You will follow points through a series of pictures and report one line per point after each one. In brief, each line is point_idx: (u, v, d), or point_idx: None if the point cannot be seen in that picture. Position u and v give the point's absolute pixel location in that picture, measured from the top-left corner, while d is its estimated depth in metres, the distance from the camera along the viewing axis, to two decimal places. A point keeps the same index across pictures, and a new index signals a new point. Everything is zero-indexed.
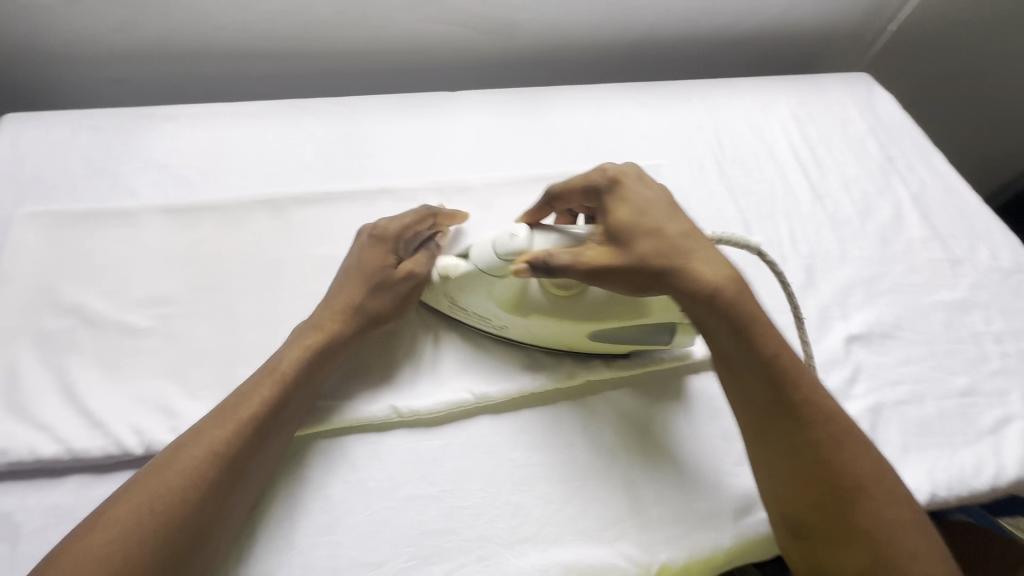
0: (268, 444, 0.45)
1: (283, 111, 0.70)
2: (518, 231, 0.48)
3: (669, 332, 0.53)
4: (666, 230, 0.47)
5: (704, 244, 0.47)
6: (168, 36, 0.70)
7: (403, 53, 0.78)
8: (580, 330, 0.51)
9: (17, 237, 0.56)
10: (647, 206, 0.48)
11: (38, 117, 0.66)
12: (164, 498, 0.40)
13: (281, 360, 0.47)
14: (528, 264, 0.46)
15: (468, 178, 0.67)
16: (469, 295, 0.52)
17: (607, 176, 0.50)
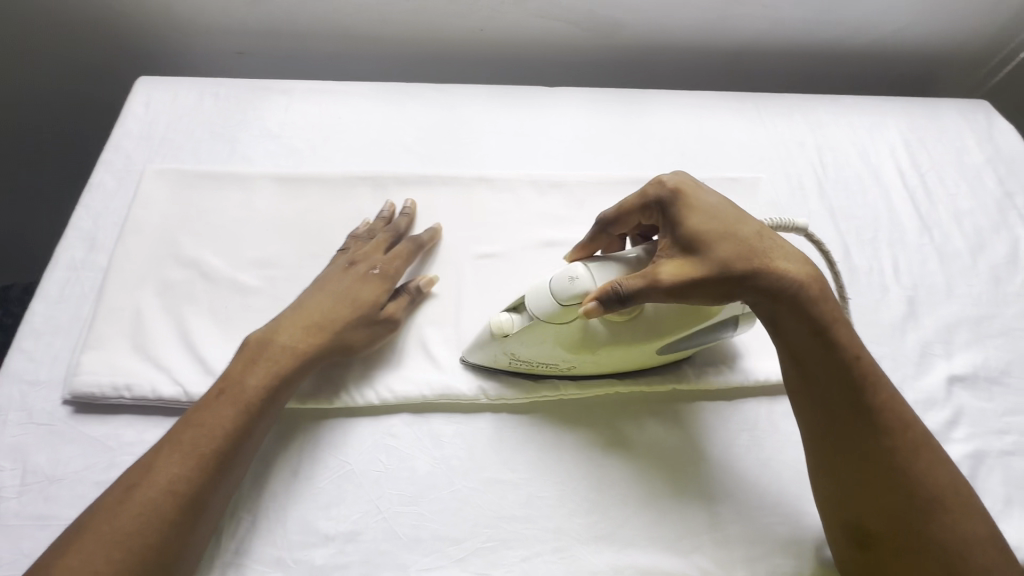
0: (229, 479, 0.44)
1: (388, 94, 0.73)
2: (576, 271, 0.47)
3: (731, 325, 0.52)
4: (741, 231, 0.45)
5: (781, 243, 0.46)
6: (290, 15, 0.74)
7: (505, 45, 0.79)
8: (647, 348, 0.50)
9: (147, 191, 0.61)
10: (717, 213, 0.46)
11: (169, 81, 0.71)
12: (123, 545, 0.39)
13: (241, 391, 0.46)
14: (597, 302, 0.45)
15: (562, 174, 0.67)
16: (525, 346, 0.50)
17: (668, 186, 0.48)
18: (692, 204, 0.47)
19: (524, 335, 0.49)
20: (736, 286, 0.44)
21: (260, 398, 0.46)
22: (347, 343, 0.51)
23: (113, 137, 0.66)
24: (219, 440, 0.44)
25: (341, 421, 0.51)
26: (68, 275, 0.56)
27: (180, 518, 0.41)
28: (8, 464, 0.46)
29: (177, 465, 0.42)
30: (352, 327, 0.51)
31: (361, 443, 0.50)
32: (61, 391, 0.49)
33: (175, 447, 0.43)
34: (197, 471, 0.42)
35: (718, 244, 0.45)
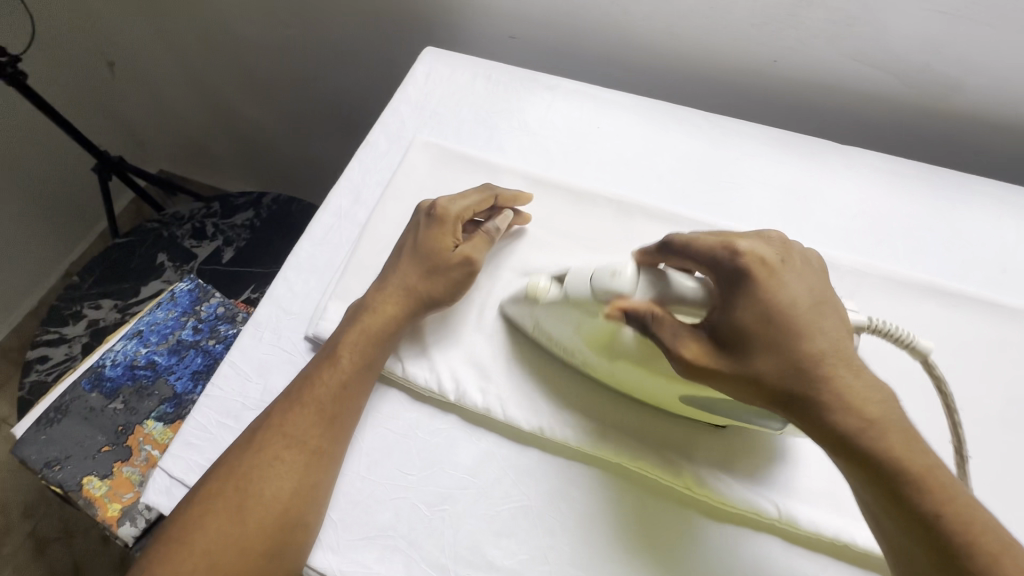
0: (343, 430, 0.48)
1: (653, 112, 0.68)
2: (621, 269, 0.43)
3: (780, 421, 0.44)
4: (808, 338, 0.39)
5: (849, 352, 0.39)
6: (576, 12, 0.71)
7: (797, 83, 0.69)
8: (670, 386, 0.45)
9: (412, 160, 0.64)
10: (785, 309, 0.39)
11: (450, 56, 0.73)
12: (251, 478, 0.44)
13: (337, 344, 0.50)
14: (621, 311, 0.43)
15: (834, 255, 0.57)
16: (557, 319, 0.49)
17: (738, 256, 0.41)
18: (756, 295, 0.39)
19: (556, 307, 0.48)
20: (765, 402, 0.39)
21: (358, 356, 0.50)
22: (430, 292, 0.52)
23: (394, 99, 0.71)
24: (325, 395, 0.48)
25: (529, 449, 0.50)
26: (333, 221, 0.62)
27: (292, 458, 0.45)
28: (255, 377, 0.53)
29: (292, 411, 0.47)
30: (434, 278, 0.52)
31: (546, 481, 0.48)
32: (306, 328, 0.55)
33: (289, 400, 0.48)
34: (303, 419, 0.47)
35: (756, 349, 0.39)
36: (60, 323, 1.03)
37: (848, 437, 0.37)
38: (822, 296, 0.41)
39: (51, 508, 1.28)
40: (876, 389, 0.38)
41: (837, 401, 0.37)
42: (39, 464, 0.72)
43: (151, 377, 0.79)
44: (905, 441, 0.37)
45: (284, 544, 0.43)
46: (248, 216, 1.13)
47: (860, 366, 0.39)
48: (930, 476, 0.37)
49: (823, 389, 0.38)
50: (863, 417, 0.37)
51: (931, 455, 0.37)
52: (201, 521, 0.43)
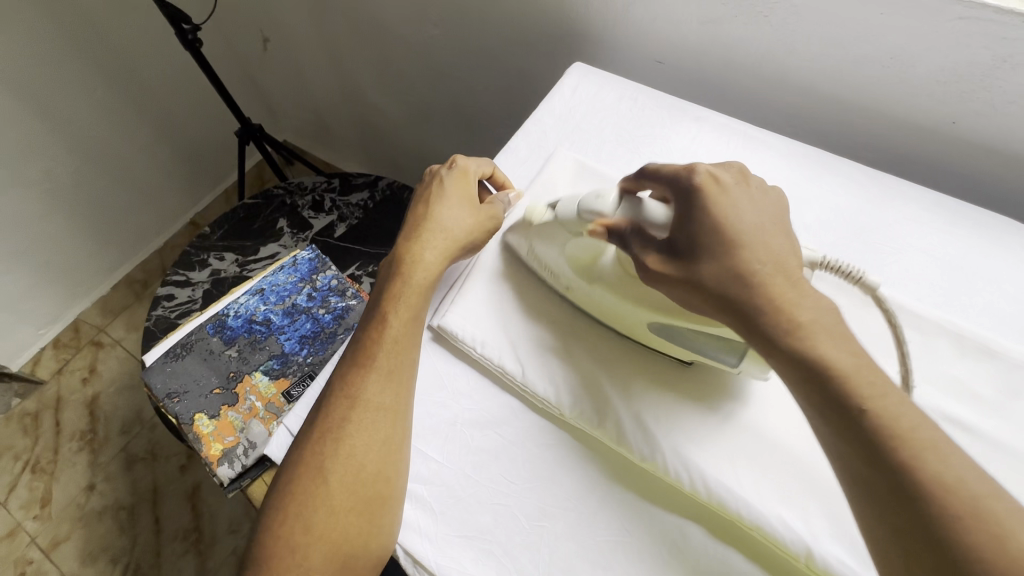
0: (406, 387, 0.48)
1: (805, 158, 0.64)
2: (605, 194, 0.49)
3: (736, 356, 0.47)
4: (746, 245, 0.41)
5: (783, 261, 0.41)
6: (735, 46, 0.70)
7: (974, 148, 0.63)
8: (636, 313, 0.50)
9: (551, 171, 0.65)
10: (730, 224, 0.42)
11: (599, 74, 0.73)
12: (325, 434, 0.45)
13: (386, 308, 0.51)
14: (603, 228, 0.48)
15: (1005, 344, 0.51)
16: (547, 241, 0.55)
17: (693, 175, 0.44)
18: (704, 209, 0.42)
19: (548, 231, 0.54)
20: (704, 303, 0.42)
21: (409, 313, 0.51)
22: (467, 237, 0.56)
23: (539, 110, 0.72)
24: (382, 355, 0.48)
25: (635, 483, 0.48)
26: None
27: (359, 417, 0.46)
28: None
29: (355, 369, 0.48)
30: (469, 221, 0.56)
31: (648, 520, 0.47)
32: (431, 318, 0.57)
33: (347, 364, 0.49)
34: (367, 378, 0.47)
35: (701, 255, 0.42)
36: (188, 267, 1.13)
37: (774, 335, 0.39)
38: (769, 219, 0.43)
39: (144, 430, 1.41)
40: (810, 298, 0.40)
41: (768, 302, 0.39)
42: (162, 394, 0.79)
43: (264, 333, 0.85)
44: (834, 340, 0.38)
45: (367, 499, 0.44)
46: (363, 196, 1.19)
47: (798, 277, 0.40)
48: (861, 374, 0.36)
49: (758, 294, 0.40)
50: (793, 318, 0.39)
51: (863, 358, 0.37)
52: (287, 474, 0.45)
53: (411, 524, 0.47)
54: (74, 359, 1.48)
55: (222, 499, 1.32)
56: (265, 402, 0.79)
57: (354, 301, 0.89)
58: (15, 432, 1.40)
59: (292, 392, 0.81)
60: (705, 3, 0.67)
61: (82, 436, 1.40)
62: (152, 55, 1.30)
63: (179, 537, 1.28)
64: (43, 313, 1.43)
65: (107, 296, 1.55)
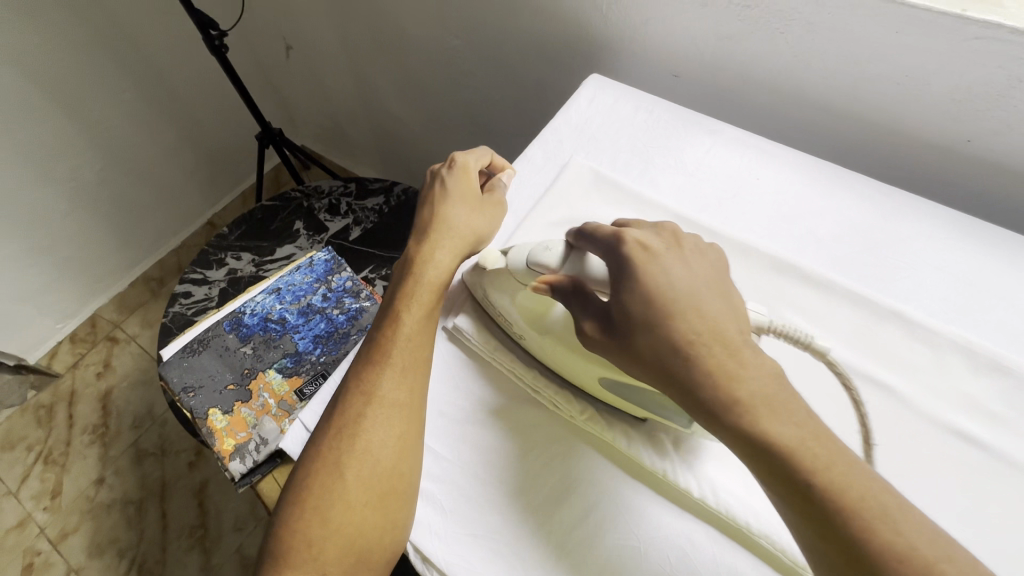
0: (420, 383, 0.49)
1: (818, 173, 0.65)
2: (552, 246, 0.49)
3: (686, 418, 0.46)
4: (684, 318, 0.39)
5: (727, 330, 0.38)
6: (752, 63, 0.71)
7: (989, 167, 0.64)
8: (585, 366, 0.49)
9: (567, 179, 0.66)
10: (663, 291, 0.40)
11: (616, 87, 0.75)
12: (342, 430, 0.46)
13: (399, 308, 0.52)
14: (546, 286, 0.46)
15: (1020, 361, 0.51)
16: (500, 290, 0.53)
17: (624, 245, 0.43)
18: (637, 280, 0.41)
19: (501, 278, 0.53)
20: (647, 378, 0.40)
21: (423, 311, 0.52)
22: (474, 232, 0.57)
23: (555, 119, 0.73)
24: (396, 352, 0.49)
25: (644, 490, 0.48)
26: None
27: (375, 413, 0.47)
28: None
29: (371, 367, 0.49)
30: (475, 218, 0.58)
31: (658, 527, 0.47)
32: (446, 321, 0.58)
33: (362, 362, 0.50)
34: (382, 375, 0.48)
35: (637, 329, 0.40)
36: (205, 266, 1.15)
37: (715, 410, 0.36)
38: (708, 284, 0.41)
39: (155, 425, 1.43)
40: (753, 367, 0.37)
41: (710, 376, 0.37)
42: (178, 387, 0.80)
43: (279, 331, 0.87)
44: (774, 415, 0.35)
45: (382, 492, 0.45)
46: (378, 201, 1.21)
47: (738, 346, 0.38)
48: (806, 449, 0.34)
49: (692, 368, 0.37)
50: (734, 394, 0.36)
51: (810, 430, 0.35)
52: (305, 470, 0.46)
53: (422, 522, 0.48)
54: (89, 354, 1.51)
55: (229, 497, 1.33)
56: (277, 400, 0.81)
57: (368, 302, 0.90)
58: (30, 423, 1.43)
59: (304, 391, 0.82)
60: (721, 19, 0.69)
61: (94, 430, 1.42)
62: (179, 59, 1.33)
63: (184, 534, 1.29)
64: (62, 308, 1.46)
65: (124, 293, 1.58)
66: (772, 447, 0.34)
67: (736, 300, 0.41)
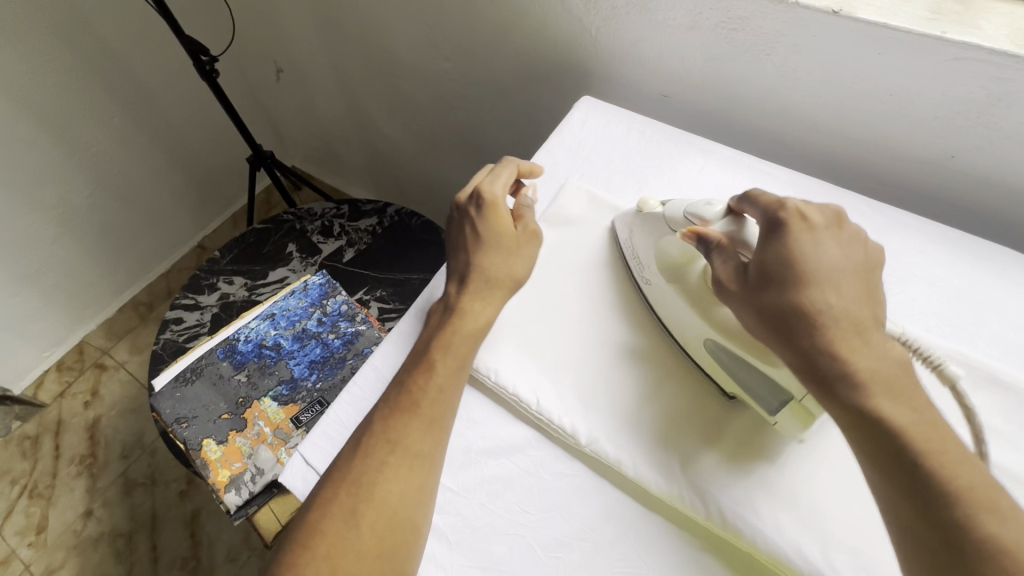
0: (442, 435, 0.48)
1: (809, 190, 0.66)
2: (715, 205, 0.53)
3: (779, 401, 0.47)
4: (822, 291, 0.42)
5: (859, 311, 0.42)
6: (740, 83, 0.72)
7: (974, 183, 0.65)
8: (700, 326, 0.52)
9: (563, 202, 0.66)
10: (810, 265, 0.43)
11: (608, 109, 0.76)
12: (360, 478, 0.45)
13: (433, 354, 0.51)
14: (692, 236, 0.52)
15: (1014, 374, 0.52)
16: (645, 233, 0.59)
17: (784, 212, 0.46)
18: (786, 245, 0.44)
19: (649, 221, 0.58)
20: (762, 332, 0.45)
21: (455, 361, 0.51)
22: (512, 279, 0.56)
23: (549, 141, 0.74)
24: (425, 401, 0.49)
25: (652, 514, 0.48)
26: None
27: (397, 462, 0.46)
28: None
29: (400, 414, 0.48)
30: (511, 262, 0.56)
31: (665, 553, 0.46)
32: None
33: (389, 407, 0.49)
34: (408, 424, 0.47)
35: (771, 288, 0.44)
36: (197, 291, 1.14)
37: (831, 372, 0.41)
38: (858, 266, 0.44)
39: (144, 454, 1.39)
40: (877, 350, 0.41)
41: (832, 342, 0.41)
42: (171, 419, 0.79)
43: (274, 358, 0.86)
44: (891, 393, 0.40)
45: (397, 544, 0.44)
46: (372, 222, 1.21)
47: (866, 328, 0.41)
48: (926, 444, 0.38)
49: (819, 332, 0.41)
50: (849, 364, 0.40)
51: (930, 428, 0.39)
52: (316, 517, 0.44)
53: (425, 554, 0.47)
54: (76, 382, 1.48)
55: (222, 526, 1.30)
56: (273, 428, 0.79)
57: (364, 326, 0.90)
58: (14, 455, 1.39)
59: (301, 418, 0.81)
60: (710, 42, 0.70)
61: (82, 460, 1.38)
62: (169, 84, 1.33)
63: (176, 566, 1.26)
64: (48, 336, 1.44)
65: (113, 319, 1.55)
66: (882, 420, 0.39)
67: (878, 293, 0.44)
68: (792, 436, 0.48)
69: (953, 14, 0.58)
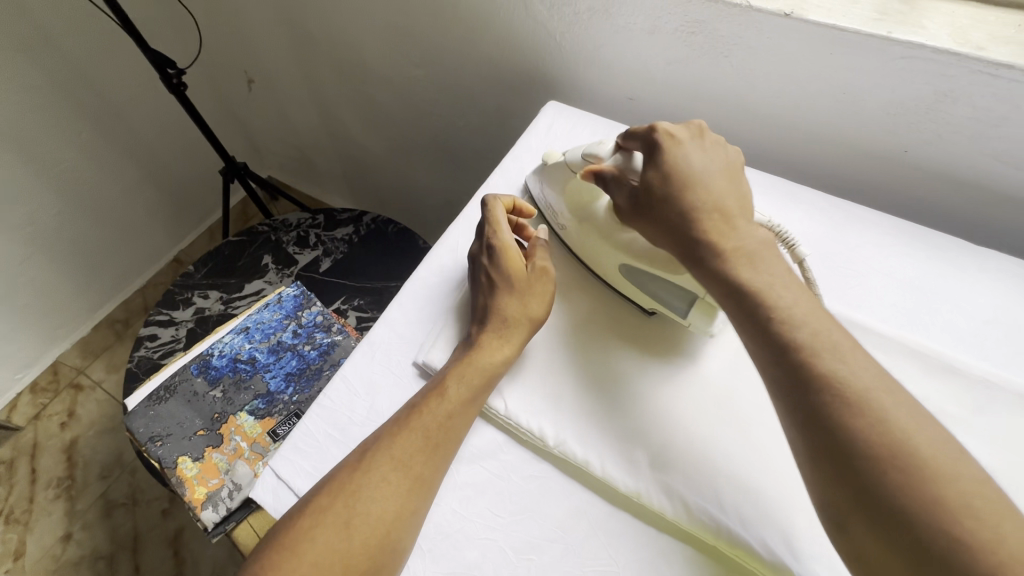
0: (442, 463, 0.49)
1: (770, 188, 0.68)
2: (604, 144, 0.57)
3: (689, 305, 0.54)
4: (693, 189, 0.49)
5: (726, 204, 0.48)
6: (702, 85, 0.73)
7: (929, 176, 0.67)
8: (612, 256, 0.58)
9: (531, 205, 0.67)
10: (679, 168, 0.50)
11: (573, 114, 0.77)
12: (358, 496, 0.46)
13: (447, 378, 0.52)
14: (589, 176, 0.57)
15: (966, 361, 0.53)
16: (554, 182, 0.64)
17: (653, 132, 0.53)
18: (660, 159, 0.51)
19: (557, 172, 0.63)
20: (658, 238, 0.51)
21: (468, 390, 0.51)
22: (530, 316, 0.56)
23: (516, 147, 0.75)
24: (433, 426, 0.49)
25: (622, 513, 0.49)
26: (451, 255, 0.66)
27: (396, 483, 0.47)
28: (363, 394, 0.56)
29: (407, 437, 0.49)
30: (528, 302, 0.56)
31: (635, 551, 0.47)
32: (415, 354, 0.58)
33: (396, 426, 0.49)
34: (412, 446, 0.48)
35: (655, 199, 0.50)
36: (171, 307, 1.12)
37: (706, 259, 0.46)
38: (719, 168, 0.51)
39: (124, 473, 1.37)
40: (742, 233, 0.47)
41: (704, 233, 0.47)
42: (145, 437, 0.78)
43: (250, 372, 0.85)
44: (752, 266, 0.45)
45: (381, 565, 0.44)
46: (348, 231, 1.20)
47: (732, 216, 0.48)
48: (788, 302, 0.42)
49: (694, 226, 0.48)
50: (720, 248, 0.46)
51: (789, 288, 0.44)
52: (306, 529, 0.45)
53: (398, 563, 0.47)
54: (52, 403, 1.45)
55: (207, 544, 1.28)
56: (250, 442, 0.79)
57: (340, 336, 0.89)
58: None
59: (278, 431, 0.80)
60: (669, 46, 0.71)
61: (59, 483, 1.36)
62: (138, 97, 1.32)
63: None
64: (22, 356, 1.40)
65: (88, 338, 1.53)
66: (746, 286, 0.44)
67: (744, 186, 0.51)
68: (705, 335, 0.56)
69: (899, 14, 0.60)
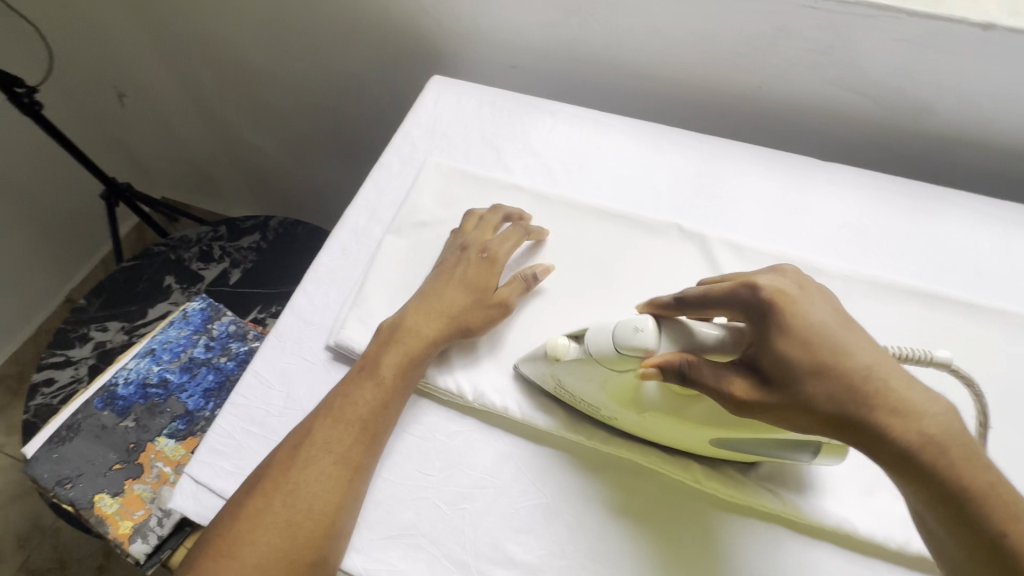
0: (378, 445, 0.49)
1: (649, 133, 0.72)
2: (643, 324, 0.44)
3: (808, 451, 0.45)
4: (851, 355, 0.38)
5: (901, 372, 0.38)
6: (575, 44, 0.77)
7: (782, 105, 0.74)
8: (705, 435, 0.45)
9: (425, 176, 0.68)
10: (822, 334, 0.39)
11: (457, 85, 0.78)
12: (296, 495, 0.45)
13: (378, 367, 0.51)
14: (657, 368, 0.42)
15: (824, 261, 0.60)
16: (578, 380, 0.48)
17: (758, 292, 0.41)
18: (789, 322, 0.39)
19: (577, 366, 0.48)
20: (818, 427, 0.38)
21: (397, 373, 0.51)
22: (463, 323, 0.54)
23: (405, 123, 0.75)
24: (365, 413, 0.49)
25: (544, 450, 0.52)
26: (352, 237, 0.65)
27: (332, 473, 0.46)
28: (277, 386, 0.55)
29: (340, 429, 0.48)
30: (468, 308, 0.54)
31: (560, 481, 0.50)
32: (327, 338, 0.58)
33: (325, 420, 0.49)
34: (346, 434, 0.48)
35: (808, 376, 0.38)
36: (67, 345, 1.04)
37: (909, 451, 0.36)
38: (847, 317, 0.41)
39: (47, 537, 1.25)
40: (929, 403, 0.37)
41: (894, 415, 0.36)
42: (51, 483, 0.72)
43: (162, 395, 0.80)
44: (967, 457, 0.36)
45: (327, 553, 0.45)
46: (254, 239, 1.15)
47: (910, 380, 0.38)
48: (1007, 500, 0.35)
49: (875, 407, 0.37)
50: (922, 434, 0.36)
51: (995, 473, 0.36)
52: (242, 534, 0.44)
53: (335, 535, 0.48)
54: None
55: None
56: (173, 465, 0.75)
57: (257, 342, 0.86)
58: None
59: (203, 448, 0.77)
60: (538, 10, 0.74)
61: None
62: None
63: None
64: None
65: None
66: (963, 488, 0.35)
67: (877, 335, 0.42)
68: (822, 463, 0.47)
69: None
